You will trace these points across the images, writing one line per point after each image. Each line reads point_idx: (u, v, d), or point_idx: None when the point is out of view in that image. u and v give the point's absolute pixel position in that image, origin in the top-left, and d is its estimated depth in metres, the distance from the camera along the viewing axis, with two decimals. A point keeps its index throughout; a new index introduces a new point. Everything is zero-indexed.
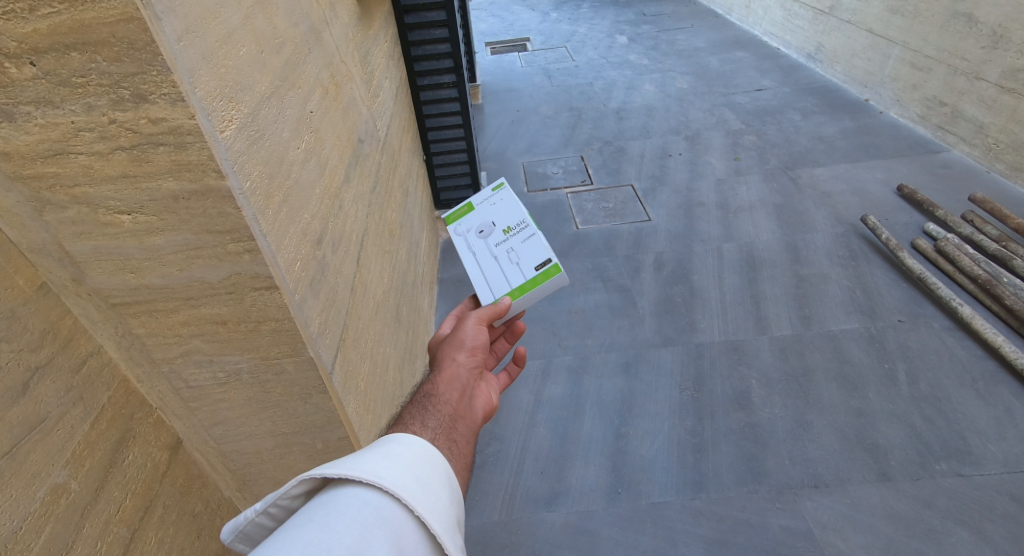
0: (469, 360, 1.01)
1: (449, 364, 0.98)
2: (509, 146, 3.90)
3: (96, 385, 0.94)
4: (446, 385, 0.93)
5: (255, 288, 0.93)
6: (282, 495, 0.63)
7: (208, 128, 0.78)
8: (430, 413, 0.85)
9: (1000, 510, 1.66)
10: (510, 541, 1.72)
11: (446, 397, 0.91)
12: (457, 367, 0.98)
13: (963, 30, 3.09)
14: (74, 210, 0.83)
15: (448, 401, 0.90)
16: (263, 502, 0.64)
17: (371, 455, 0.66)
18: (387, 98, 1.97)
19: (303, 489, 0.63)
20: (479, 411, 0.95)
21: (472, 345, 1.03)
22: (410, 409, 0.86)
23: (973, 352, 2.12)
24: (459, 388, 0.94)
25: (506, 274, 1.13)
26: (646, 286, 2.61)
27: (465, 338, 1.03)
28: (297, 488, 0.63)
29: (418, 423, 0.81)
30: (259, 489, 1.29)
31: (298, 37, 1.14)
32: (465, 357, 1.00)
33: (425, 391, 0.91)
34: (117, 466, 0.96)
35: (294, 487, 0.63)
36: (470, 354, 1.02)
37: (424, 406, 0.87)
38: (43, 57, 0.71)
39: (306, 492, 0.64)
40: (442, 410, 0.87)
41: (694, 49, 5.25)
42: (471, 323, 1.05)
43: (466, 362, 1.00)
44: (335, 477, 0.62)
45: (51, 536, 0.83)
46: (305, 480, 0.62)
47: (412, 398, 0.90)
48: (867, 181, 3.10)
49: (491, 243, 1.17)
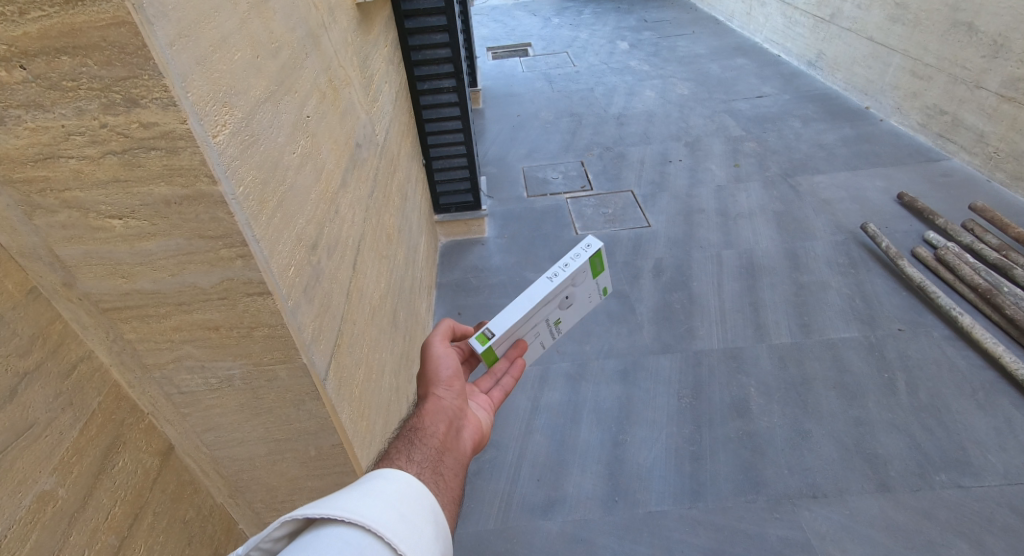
0: (450, 391, 1.01)
1: (431, 398, 0.98)
2: (509, 151, 3.90)
3: (86, 391, 0.93)
4: (430, 418, 0.93)
5: (248, 293, 0.92)
6: (265, 538, 0.63)
7: (201, 132, 0.77)
8: (416, 447, 0.84)
9: (1000, 523, 1.64)
10: (505, 548, 1.71)
11: (432, 430, 0.90)
12: (439, 401, 0.98)
13: (963, 39, 3.09)
14: (64, 214, 0.83)
15: (434, 434, 0.89)
16: (245, 546, 0.63)
17: (356, 492, 0.66)
18: (386, 102, 1.97)
19: (285, 531, 0.63)
20: (468, 443, 0.95)
21: (448, 375, 1.03)
22: (398, 443, 0.85)
23: (973, 362, 2.11)
24: (444, 420, 0.94)
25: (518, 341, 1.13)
26: (645, 292, 2.60)
27: (440, 369, 1.03)
28: (279, 530, 0.62)
29: (404, 458, 0.80)
30: (251, 495, 1.27)
31: (295, 41, 1.13)
32: (444, 391, 1.00)
33: (411, 426, 0.91)
34: (107, 472, 0.95)
35: (277, 529, 0.62)
36: (448, 386, 1.02)
37: (410, 440, 0.86)
38: (33, 61, 0.70)
39: (288, 534, 0.63)
40: (429, 444, 0.86)
41: (694, 55, 5.27)
42: (443, 355, 1.05)
43: (446, 394, 1.00)
44: (318, 517, 0.62)
45: (38, 544, 0.82)
46: (287, 521, 0.62)
47: (398, 434, 0.90)
48: (867, 189, 3.09)
49: (552, 314, 1.15)
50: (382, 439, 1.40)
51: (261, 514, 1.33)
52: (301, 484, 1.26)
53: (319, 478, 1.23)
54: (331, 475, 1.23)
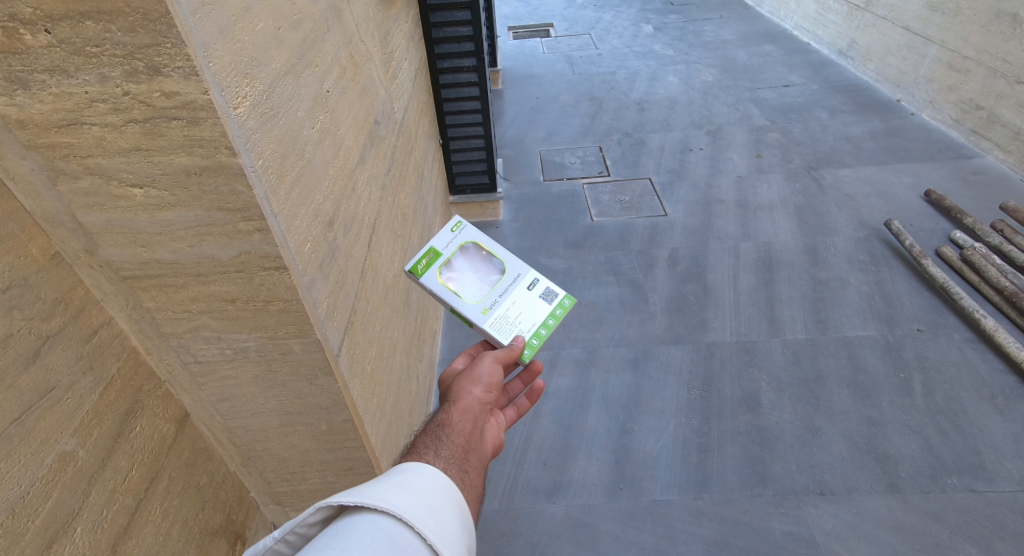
0: (485, 395, 0.99)
1: (465, 395, 0.97)
2: (527, 133, 3.86)
3: (105, 356, 0.96)
4: (459, 415, 0.93)
5: (265, 268, 0.93)
6: (300, 523, 0.64)
7: (222, 104, 0.77)
8: (442, 443, 0.85)
9: (1012, 529, 1.63)
10: (509, 530, 1.73)
11: (458, 428, 0.90)
12: (472, 400, 0.97)
13: (1006, 30, 2.98)
14: (86, 181, 0.83)
15: (460, 432, 0.89)
16: (280, 530, 0.64)
17: (387, 484, 0.68)
18: (406, 79, 1.95)
19: (319, 517, 0.64)
20: (489, 445, 0.95)
21: (488, 380, 1.01)
22: (424, 439, 0.86)
23: (994, 366, 2.07)
24: (472, 420, 0.93)
25: (526, 313, 1.15)
26: (659, 281, 2.58)
27: (481, 373, 1.01)
28: (314, 516, 0.64)
29: (431, 453, 0.81)
30: (263, 466, 1.29)
31: (317, 14, 1.12)
32: (480, 391, 0.99)
33: (439, 421, 0.92)
34: (125, 436, 0.98)
35: (312, 515, 0.63)
36: (486, 389, 1.00)
37: (436, 436, 0.87)
38: (58, 25, 0.70)
39: (322, 521, 0.64)
40: (454, 441, 0.87)
41: (721, 41, 5.14)
42: (487, 361, 1.04)
43: (481, 396, 0.99)
44: (352, 504, 0.63)
45: (59, 502, 0.85)
46: (323, 508, 0.63)
47: (425, 428, 0.90)
48: (894, 185, 3.02)
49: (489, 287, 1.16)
50: (390, 417, 1.41)
51: (272, 484, 1.35)
52: (311, 457, 1.27)
53: (329, 451, 1.25)
54: (341, 449, 1.25)
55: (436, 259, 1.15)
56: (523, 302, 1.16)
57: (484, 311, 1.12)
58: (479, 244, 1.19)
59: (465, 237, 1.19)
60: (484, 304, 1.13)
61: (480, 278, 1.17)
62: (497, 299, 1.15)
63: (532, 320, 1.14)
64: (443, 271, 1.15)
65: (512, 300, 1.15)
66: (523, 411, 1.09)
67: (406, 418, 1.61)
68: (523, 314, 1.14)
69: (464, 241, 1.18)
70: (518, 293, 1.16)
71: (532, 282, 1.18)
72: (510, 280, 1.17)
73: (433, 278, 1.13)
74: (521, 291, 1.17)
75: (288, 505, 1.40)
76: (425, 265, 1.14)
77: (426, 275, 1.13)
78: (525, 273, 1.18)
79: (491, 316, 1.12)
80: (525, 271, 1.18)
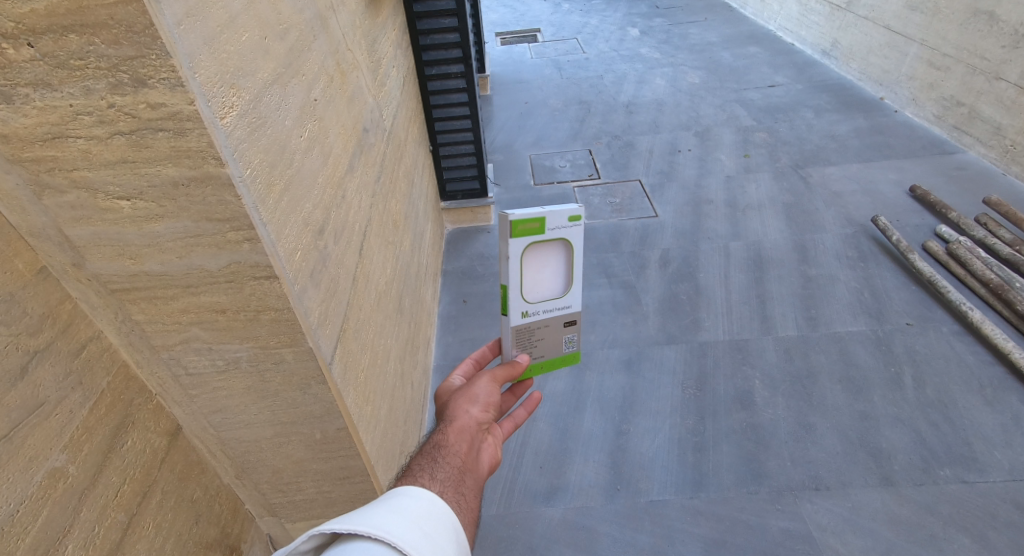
0: (482, 415, 0.98)
1: (462, 415, 0.96)
2: (517, 138, 3.87)
3: (95, 371, 0.95)
4: (455, 436, 0.92)
5: (255, 277, 0.92)
6: (292, 550, 0.63)
7: (209, 114, 0.77)
8: (439, 465, 0.84)
9: (1004, 519, 1.64)
10: (508, 535, 1.72)
11: (455, 449, 0.90)
12: (469, 420, 0.96)
13: (984, 28, 3.04)
14: (73, 195, 0.83)
15: (456, 453, 0.89)
16: None
17: (381, 509, 0.67)
18: (394, 87, 1.96)
19: (312, 544, 0.64)
20: (487, 464, 0.94)
21: (485, 400, 1.00)
22: (420, 460, 0.86)
23: (982, 358, 2.09)
24: (469, 440, 0.93)
25: (546, 342, 1.11)
26: (651, 282, 2.59)
27: (478, 392, 1.00)
28: (306, 543, 0.63)
29: (427, 476, 0.80)
30: (257, 477, 1.28)
31: (304, 23, 1.12)
32: (478, 411, 0.98)
33: (435, 442, 0.91)
34: (116, 451, 0.97)
35: (305, 542, 0.63)
36: (483, 409, 0.99)
37: (432, 458, 0.86)
38: (41, 38, 0.70)
39: (315, 548, 0.64)
40: (450, 463, 0.86)
41: (707, 43, 5.19)
42: (484, 380, 1.02)
43: (478, 416, 0.97)
44: (345, 531, 0.63)
45: (49, 519, 0.84)
46: (315, 535, 0.63)
47: (421, 449, 0.90)
48: (880, 182, 3.05)
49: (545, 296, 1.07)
50: (385, 424, 1.41)
51: (267, 496, 1.34)
52: (307, 467, 1.27)
53: (324, 460, 1.24)
54: (336, 457, 1.24)
55: (537, 234, 0.98)
56: (551, 331, 1.10)
57: (523, 315, 1.06)
58: (572, 251, 1.04)
59: (571, 235, 1.02)
60: (527, 307, 1.05)
61: (545, 281, 1.06)
62: (539, 315, 1.07)
63: (544, 352, 1.12)
64: (529, 248, 1.00)
65: (547, 325, 1.09)
66: (520, 424, 1.07)
67: (401, 425, 1.61)
68: (543, 341, 1.10)
69: (562, 240, 1.02)
70: (556, 322, 1.10)
71: (572, 321, 1.12)
72: (560, 307, 1.09)
73: (518, 250, 0.98)
74: (560, 323, 1.11)
75: (284, 516, 1.39)
76: (524, 231, 0.96)
77: (516, 242, 0.97)
78: (574, 311, 1.11)
79: (523, 325, 1.06)
80: (577, 309, 1.11)
